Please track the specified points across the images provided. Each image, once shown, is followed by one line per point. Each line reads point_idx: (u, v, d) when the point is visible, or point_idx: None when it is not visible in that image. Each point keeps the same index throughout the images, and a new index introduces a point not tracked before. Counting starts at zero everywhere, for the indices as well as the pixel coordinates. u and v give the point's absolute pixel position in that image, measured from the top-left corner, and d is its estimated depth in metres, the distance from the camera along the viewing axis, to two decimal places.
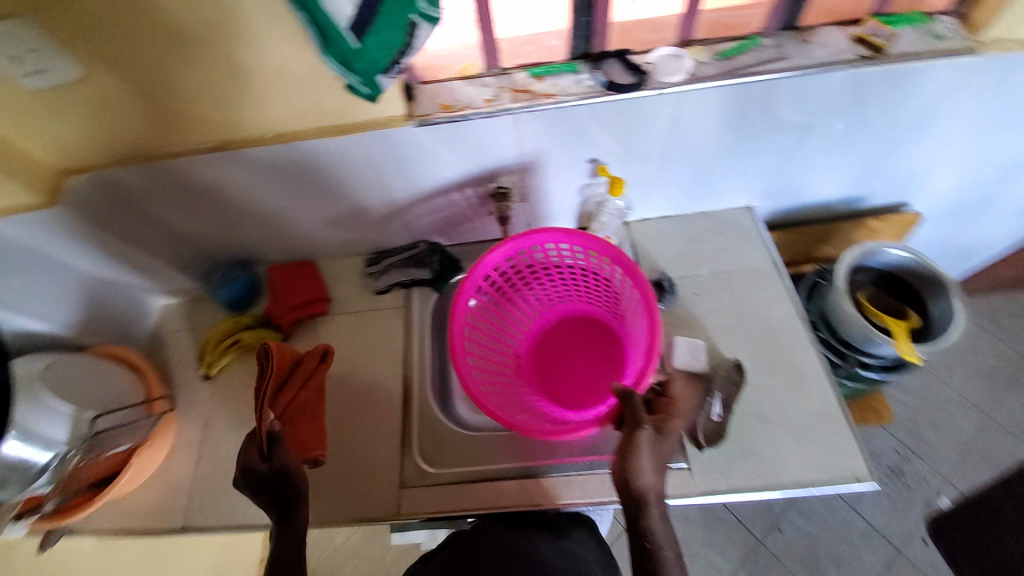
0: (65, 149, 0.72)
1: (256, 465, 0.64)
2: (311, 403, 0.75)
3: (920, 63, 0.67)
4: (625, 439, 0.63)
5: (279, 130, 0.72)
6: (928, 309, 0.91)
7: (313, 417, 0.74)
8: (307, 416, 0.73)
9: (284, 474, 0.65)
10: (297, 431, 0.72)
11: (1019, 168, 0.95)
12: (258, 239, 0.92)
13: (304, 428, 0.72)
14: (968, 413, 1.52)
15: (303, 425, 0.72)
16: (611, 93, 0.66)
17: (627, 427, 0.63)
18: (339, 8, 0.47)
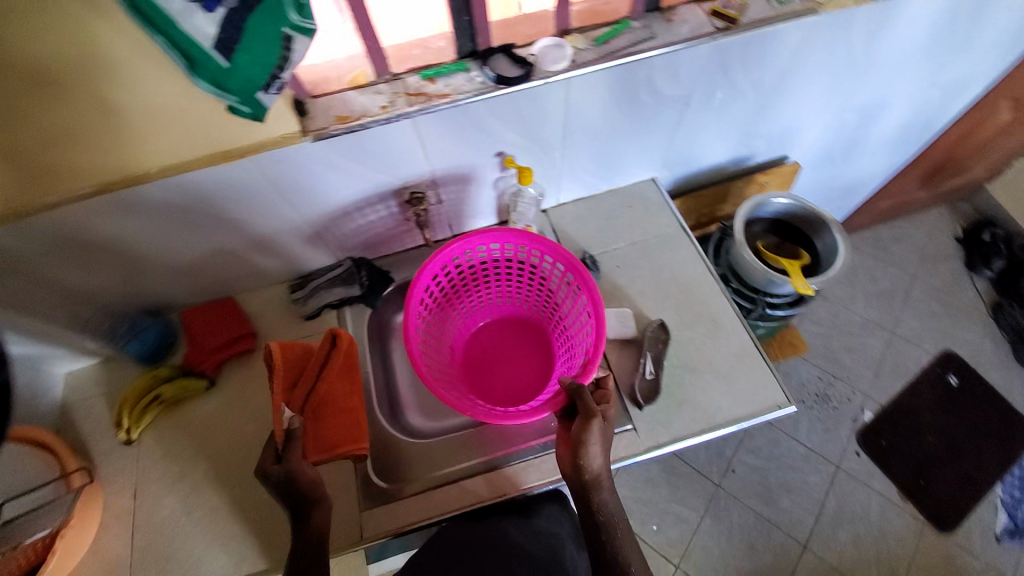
0: None
1: (266, 467, 0.68)
2: (333, 394, 0.78)
3: (769, 29, 0.75)
4: (577, 428, 0.66)
5: (167, 163, 0.67)
6: (815, 244, 1.02)
7: (334, 415, 0.77)
8: (330, 414, 0.77)
9: (291, 472, 0.68)
10: (320, 431, 0.76)
11: (870, 112, 1.08)
12: (166, 283, 0.87)
13: (327, 427, 0.77)
14: (872, 333, 1.72)
15: (327, 424, 0.77)
16: (503, 88, 0.69)
17: (578, 420, 0.66)
18: (200, 28, 0.45)
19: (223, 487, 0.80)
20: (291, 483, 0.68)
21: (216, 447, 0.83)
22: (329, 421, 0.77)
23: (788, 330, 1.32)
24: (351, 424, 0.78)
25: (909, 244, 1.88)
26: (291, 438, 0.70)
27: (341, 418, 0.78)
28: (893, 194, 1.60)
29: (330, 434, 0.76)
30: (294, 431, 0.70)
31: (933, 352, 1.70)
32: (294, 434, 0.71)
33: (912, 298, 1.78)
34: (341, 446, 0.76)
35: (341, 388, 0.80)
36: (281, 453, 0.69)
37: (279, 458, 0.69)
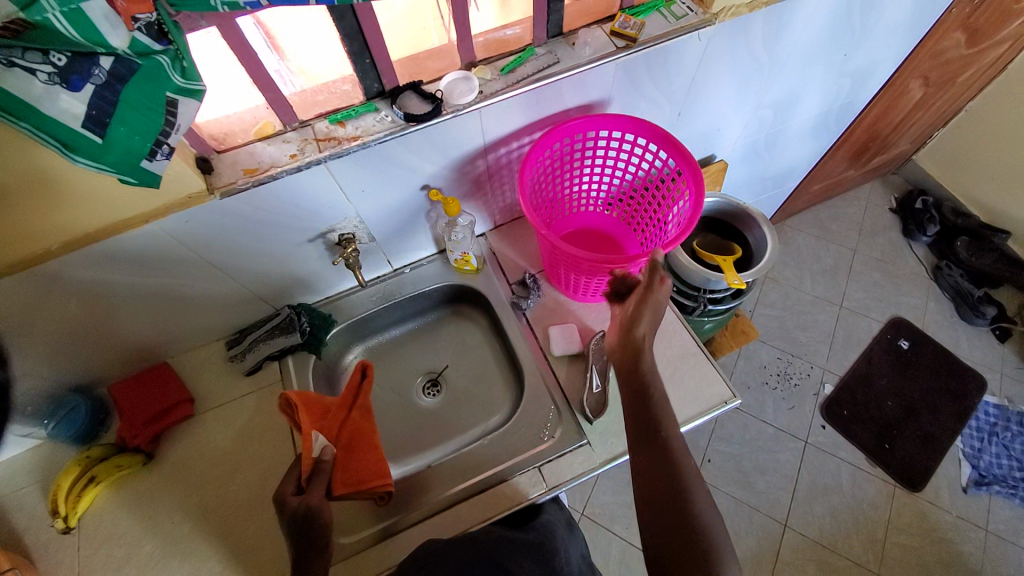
0: None
1: (286, 495, 0.68)
2: (360, 428, 0.79)
3: (669, 43, 0.77)
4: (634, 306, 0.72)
5: (64, 237, 0.64)
6: (747, 237, 1.06)
7: (363, 448, 0.76)
8: (358, 449, 0.76)
9: (305, 512, 0.66)
10: (346, 465, 0.74)
11: (784, 107, 1.13)
12: (91, 358, 0.82)
13: (353, 462, 0.75)
14: (822, 308, 1.80)
15: (354, 459, 0.75)
16: (413, 125, 0.69)
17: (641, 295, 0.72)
18: (67, 107, 0.43)
19: (172, 566, 0.75)
20: (305, 519, 0.65)
21: (165, 522, 0.78)
22: (357, 453, 0.76)
23: (739, 318, 1.36)
24: (376, 461, 0.76)
25: (849, 220, 1.97)
26: (318, 470, 0.70)
27: (373, 452, 0.77)
28: (825, 175, 1.68)
29: (360, 469, 0.74)
30: (322, 464, 0.71)
31: (883, 320, 1.78)
32: (320, 467, 0.71)
33: (857, 271, 1.87)
34: (366, 482, 0.74)
35: (369, 423, 0.79)
36: (305, 484, 0.70)
37: (299, 489, 0.69)
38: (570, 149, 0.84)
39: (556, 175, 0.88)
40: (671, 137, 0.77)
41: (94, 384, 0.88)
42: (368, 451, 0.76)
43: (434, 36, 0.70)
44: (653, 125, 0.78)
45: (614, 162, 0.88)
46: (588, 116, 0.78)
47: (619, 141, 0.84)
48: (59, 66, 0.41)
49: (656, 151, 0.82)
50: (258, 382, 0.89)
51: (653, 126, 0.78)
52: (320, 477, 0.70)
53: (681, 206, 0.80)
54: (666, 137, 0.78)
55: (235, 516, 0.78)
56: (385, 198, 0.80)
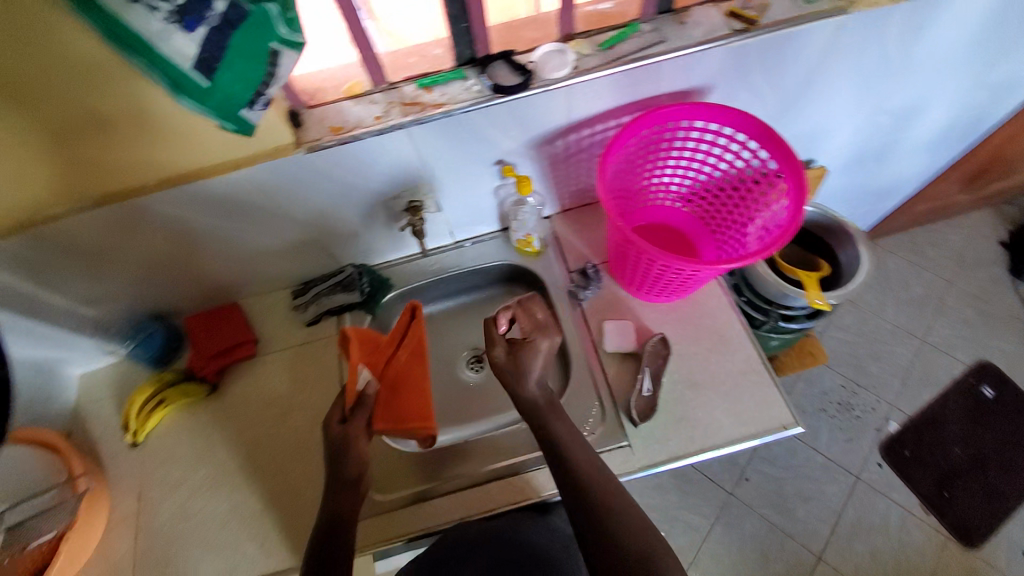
0: None
1: (330, 423, 0.71)
2: (408, 370, 0.80)
3: (791, 30, 0.69)
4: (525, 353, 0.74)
5: (159, 176, 0.67)
6: (838, 257, 0.97)
7: (409, 389, 0.79)
8: (403, 390, 0.79)
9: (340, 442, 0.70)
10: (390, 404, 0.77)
11: (906, 115, 1.01)
12: (170, 290, 0.88)
13: (398, 402, 0.78)
14: (901, 340, 1.64)
15: (398, 399, 0.78)
16: (499, 96, 0.66)
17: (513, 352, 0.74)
18: (180, 48, 0.44)
19: (222, 490, 0.81)
20: (343, 445, 0.69)
21: (218, 450, 0.84)
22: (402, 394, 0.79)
23: (808, 339, 1.26)
24: (420, 405, 0.78)
25: (949, 248, 1.77)
26: (360, 403, 0.74)
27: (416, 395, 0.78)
28: (932, 196, 1.50)
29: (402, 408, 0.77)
30: (364, 397, 0.74)
31: (967, 361, 1.61)
32: (363, 400, 0.74)
33: (947, 305, 1.69)
34: (407, 422, 0.76)
35: (418, 365, 0.81)
36: (349, 415, 0.73)
37: (344, 419, 0.72)
38: (658, 138, 0.79)
39: (635, 164, 0.82)
40: (776, 134, 0.70)
41: (171, 314, 0.94)
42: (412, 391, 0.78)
43: (522, 8, 0.68)
44: (757, 119, 0.71)
45: (703, 156, 0.82)
46: (684, 104, 0.72)
47: (713, 134, 0.78)
48: (178, 6, 0.41)
49: (753, 148, 0.75)
50: (314, 333, 0.92)
51: (757, 120, 0.71)
52: (361, 407, 0.73)
53: (777, 209, 0.75)
54: (770, 133, 0.71)
55: (280, 456, 0.82)
56: (459, 168, 0.79)
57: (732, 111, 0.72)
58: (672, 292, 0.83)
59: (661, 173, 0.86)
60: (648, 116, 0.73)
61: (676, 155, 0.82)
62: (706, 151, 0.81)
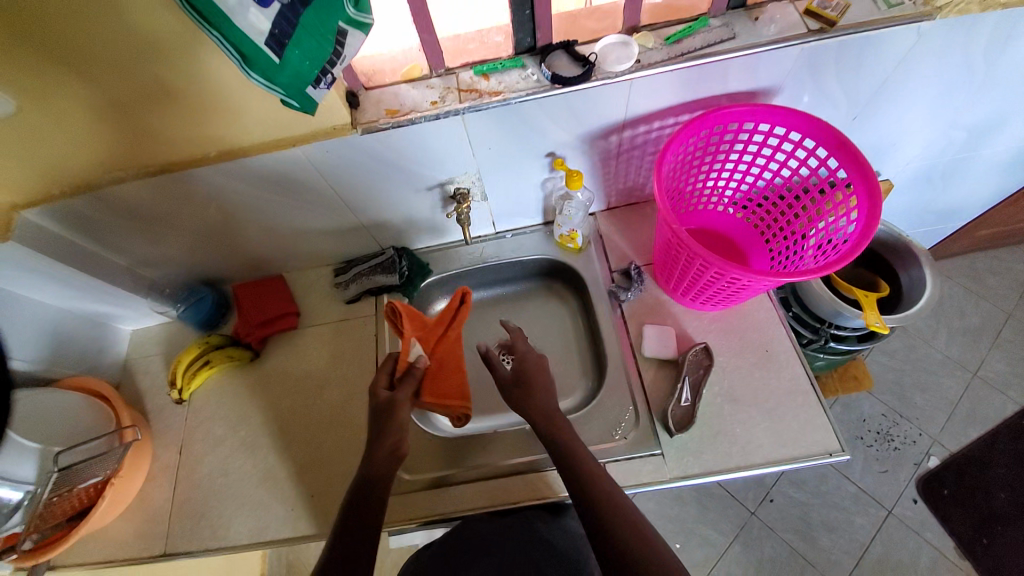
0: (15, 185, 0.67)
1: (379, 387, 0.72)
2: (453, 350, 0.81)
3: (874, 32, 0.65)
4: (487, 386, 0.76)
5: (220, 147, 0.69)
6: (900, 278, 0.92)
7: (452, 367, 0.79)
8: (446, 367, 0.79)
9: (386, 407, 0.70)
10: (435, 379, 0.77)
11: (987, 131, 0.94)
12: (220, 258, 0.91)
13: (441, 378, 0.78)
14: (953, 372, 1.54)
15: (442, 375, 0.78)
16: (558, 87, 0.65)
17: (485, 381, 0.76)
18: (254, 23, 0.43)
19: (256, 455, 0.83)
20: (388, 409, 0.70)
21: (256, 416, 0.86)
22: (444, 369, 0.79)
23: (853, 362, 1.21)
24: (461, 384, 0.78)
25: (1013, 277, 1.65)
26: (409, 373, 0.74)
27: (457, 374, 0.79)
28: (1002, 220, 1.40)
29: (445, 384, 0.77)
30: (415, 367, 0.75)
31: (1022, 401, 1.50)
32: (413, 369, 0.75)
33: (1005, 338, 1.58)
34: (449, 399, 0.76)
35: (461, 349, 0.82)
36: (396, 381, 0.74)
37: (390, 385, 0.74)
38: (718, 140, 0.76)
39: (691, 166, 0.80)
40: (848, 143, 0.66)
41: (221, 282, 0.98)
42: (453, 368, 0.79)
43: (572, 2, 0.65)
44: (829, 126, 0.68)
45: (763, 162, 0.78)
46: (750, 105, 0.70)
47: (777, 139, 0.74)
48: None
49: (821, 157, 0.72)
50: (353, 312, 0.94)
51: (830, 127, 0.67)
52: (411, 377, 0.74)
53: (838, 225, 0.70)
54: (842, 142, 0.67)
55: (313, 428, 0.84)
56: (510, 159, 0.78)
57: (801, 116, 0.69)
58: (719, 301, 0.81)
59: (717, 177, 0.83)
60: (711, 115, 0.70)
61: (735, 158, 0.79)
62: (767, 157, 0.77)
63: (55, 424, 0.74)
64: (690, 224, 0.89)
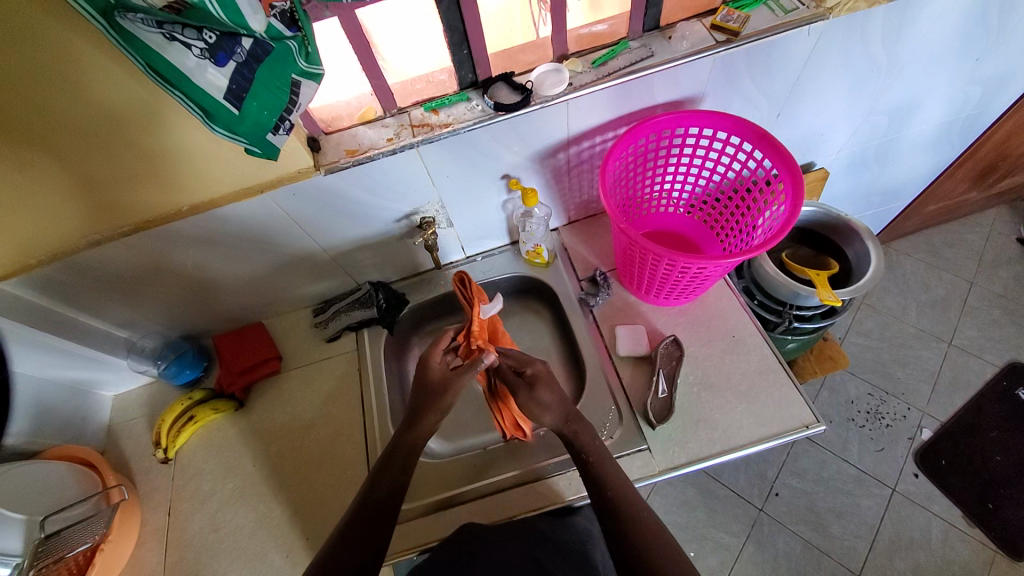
0: None
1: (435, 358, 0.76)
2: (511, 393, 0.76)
3: (773, 37, 0.73)
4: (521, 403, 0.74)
5: (193, 201, 0.73)
6: (847, 254, 0.99)
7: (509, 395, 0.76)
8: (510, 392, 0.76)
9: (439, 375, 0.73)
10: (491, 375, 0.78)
11: (903, 113, 1.03)
12: (201, 313, 0.93)
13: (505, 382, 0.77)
14: (928, 344, 1.60)
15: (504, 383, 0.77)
16: (502, 114, 0.71)
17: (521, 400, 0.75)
18: (212, 80, 0.48)
19: (249, 505, 0.83)
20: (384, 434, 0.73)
21: (245, 465, 0.86)
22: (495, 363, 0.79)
23: (827, 343, 1.25)
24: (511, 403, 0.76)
25: (969, 248, 1.75)
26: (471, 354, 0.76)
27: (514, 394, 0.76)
28: (943, 196, 1.50)
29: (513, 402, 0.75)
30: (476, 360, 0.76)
31: (998, 363, 1.56)
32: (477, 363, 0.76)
33: (972, 305, 1.65)
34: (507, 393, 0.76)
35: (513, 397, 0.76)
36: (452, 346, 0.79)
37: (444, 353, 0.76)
38: (657, 147, 0.82)
39: (636, 173, 0.86)
40: (768, 135, 0.73)
41: (201, 335, 0.99)
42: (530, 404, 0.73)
43: (519, 36, 0.72)
44: (751, 123, 0.74)
45: (701, 162, 0.85)
46: (677, 113, 0.76)
47: (709, 140, 0.81)
48: (209, 43, 0.46)
49: (749, 152, 0.78)
50: (335, 349, 0.96)
51: (751, 124, 0.74)
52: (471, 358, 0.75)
53: (773, 211, 0.76)
54: (764, 137, 0.74)
55: (304, 470, 0.85)
56: (469, 184, 0.83)
57: (725, 116, 0.75)
58: (680, 294, 0.85)
59: (663, 181, 0.89)
60: (644, 126, 0.77)
61: (676, 162, 0.86)
62: (704, 157, 0.84)
63: (40, 493, 0.73)
64: (647, 226, 0.94)
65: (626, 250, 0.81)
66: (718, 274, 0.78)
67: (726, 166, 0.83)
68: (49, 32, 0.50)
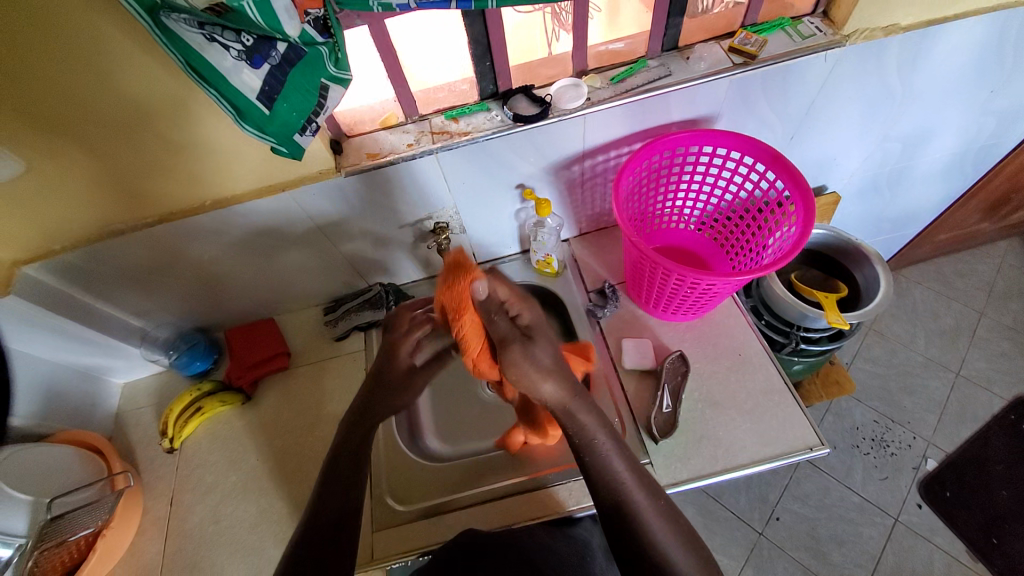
0: (19, 244, 0.72)
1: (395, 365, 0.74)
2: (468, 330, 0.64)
3: (789, 62, 0.75)
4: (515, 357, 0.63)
5: (215, 197, 0.75)
6: (856, 278, 0.99)
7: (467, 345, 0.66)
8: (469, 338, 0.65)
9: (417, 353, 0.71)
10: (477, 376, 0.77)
11: (917, 141, 1.03)
12: (214, 306, 0.95)
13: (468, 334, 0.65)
14: (936, 373, 1.59)
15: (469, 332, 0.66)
16: (520, 125, 0.73)
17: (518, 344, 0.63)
18: (247, 81, 0.50)
19: (248, 499, 0.83)
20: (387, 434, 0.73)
21: (248, 458, 0.87)
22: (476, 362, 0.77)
23: (834, 368, 1.25)
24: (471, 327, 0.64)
25: (980, 279, 1.74)
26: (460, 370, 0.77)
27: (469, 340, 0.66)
28: (955, 225, 1.50)
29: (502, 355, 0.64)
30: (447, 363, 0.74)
31: (1007, 396, 1.54)
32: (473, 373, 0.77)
33: (982, 337, 1.64)
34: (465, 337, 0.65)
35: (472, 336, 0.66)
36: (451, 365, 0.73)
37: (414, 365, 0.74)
38: (670, 164, 0.84)
39: (648, 188, 0.87)
40: (781, 157, 0.74)
41: (212, 328, 1.01)
42: (520, 358, 0.62)
43: (539, 51, 0.74)
44: (762, 144, 0.76)
45: (714, 181, 0.86)
46: (691, 131, 0.78)
47: (722, 160, 0.82)
48: (246, 46, 0.48)
49: (761, 173, 0.79)
50: (344, 349, 0.97)
51: (763, 145, 0.75)
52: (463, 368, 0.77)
53: (784, 232, 0.77)
54: (777, 158, 0.75)
55: (306, 466, 0.85)
56: (483, 192, 0.85)
57: (738, 137, 0.77)
58: (688, 310, 0.86)
59: (674, 197, 0.90)
60: (658, 144, 0.78)
61: (688, 180, 0.87)
62: (716, 175, 0.85)
63: (48, 476, 0.74)
64: (657, 241, 0.95)
65: (638, 264, 0.82)
66: (728, 291, 0.78)
67: (737, 185, 0.84)
68: (94, 30, 0.53)
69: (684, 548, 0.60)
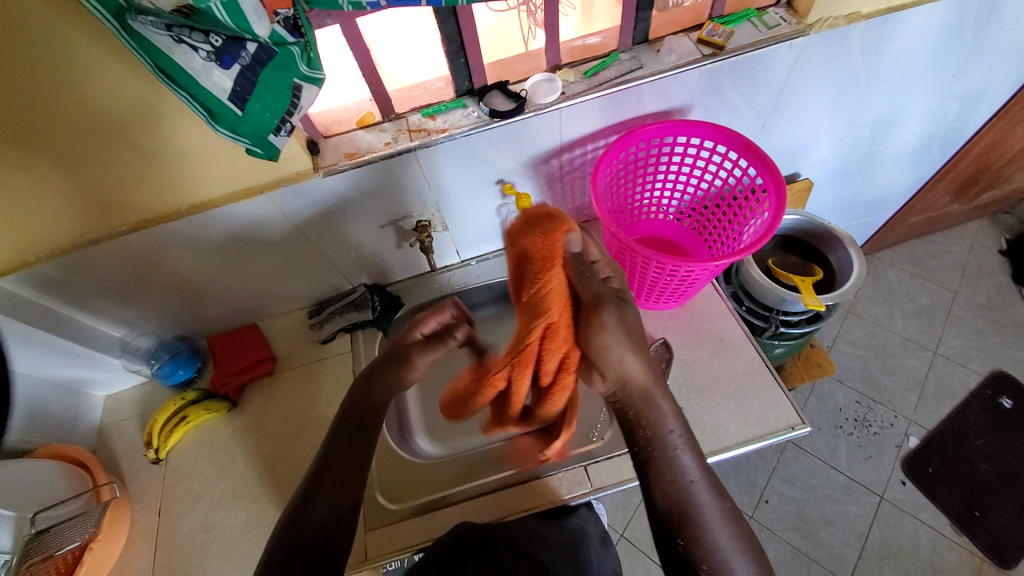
0: None
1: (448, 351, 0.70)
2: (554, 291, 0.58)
3: (756, 52, 0.76)
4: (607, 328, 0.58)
5: (193, 202, 0.74)
6: (830, 261, 1.02)
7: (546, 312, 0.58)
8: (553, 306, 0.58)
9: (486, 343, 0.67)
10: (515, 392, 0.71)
11: (884, 126, 1.06)
12: (195, 313, 0.94)
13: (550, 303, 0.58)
14: (914, 352, 1.63)
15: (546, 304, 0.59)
16: (497, 121, 0.74)
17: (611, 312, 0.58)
18: (218, 82, 0.50)
19: (238, 506, 0.83)
20: None
21: (237, 465, 0.86)
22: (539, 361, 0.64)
23: (814, 350, 1.28)
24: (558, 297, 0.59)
25: (952, 259, 1.79)
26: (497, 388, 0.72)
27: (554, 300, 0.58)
28: (925, 208, 1.54)
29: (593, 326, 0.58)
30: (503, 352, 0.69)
31: (982, 372, 1.59)
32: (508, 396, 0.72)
33: (956, 315, 1.69)
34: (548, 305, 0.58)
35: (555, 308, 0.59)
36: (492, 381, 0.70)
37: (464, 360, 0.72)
38: (646, 154, 0.85)
39: (626, 179, 0.88)
40: (752, 145, 0.76)
41: (194, 336, 1.00)
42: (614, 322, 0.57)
43: (513, 48, 0.75)
44: (734, 132, 0.77)
45: (689, 170, 0.87)
46: (665, 122, 0.79)
47: (696, 149, 0.84)
48: (215, 46, 0.48)
49: (734, 160, 0.81)
50: (330, 351, 0.97)
51: (734, 133, 0.77)
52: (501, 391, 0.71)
53: (759, 219, 0.79)
54: (749, 146, 0.77)
55: (295, 470, 0.85)
56: (463, 188, 0.85)
57: (711, 127, 0.78)
58: (670, 298, 0.87)
59: (652, 187, 0.91)
60: (633, 135, 0.79)
61: (665, 169, 0.88)
62: (691, 164, 0.86)
63: (31, 491, 0.73)
64: (637, 230, 0.96)
65: (619, 254, 0.83)
66: (707, 277, 0.80)
67: (712, 173, 0.86)
68: (60, 37, 0.52)
69: (674, 530, 0.61)
